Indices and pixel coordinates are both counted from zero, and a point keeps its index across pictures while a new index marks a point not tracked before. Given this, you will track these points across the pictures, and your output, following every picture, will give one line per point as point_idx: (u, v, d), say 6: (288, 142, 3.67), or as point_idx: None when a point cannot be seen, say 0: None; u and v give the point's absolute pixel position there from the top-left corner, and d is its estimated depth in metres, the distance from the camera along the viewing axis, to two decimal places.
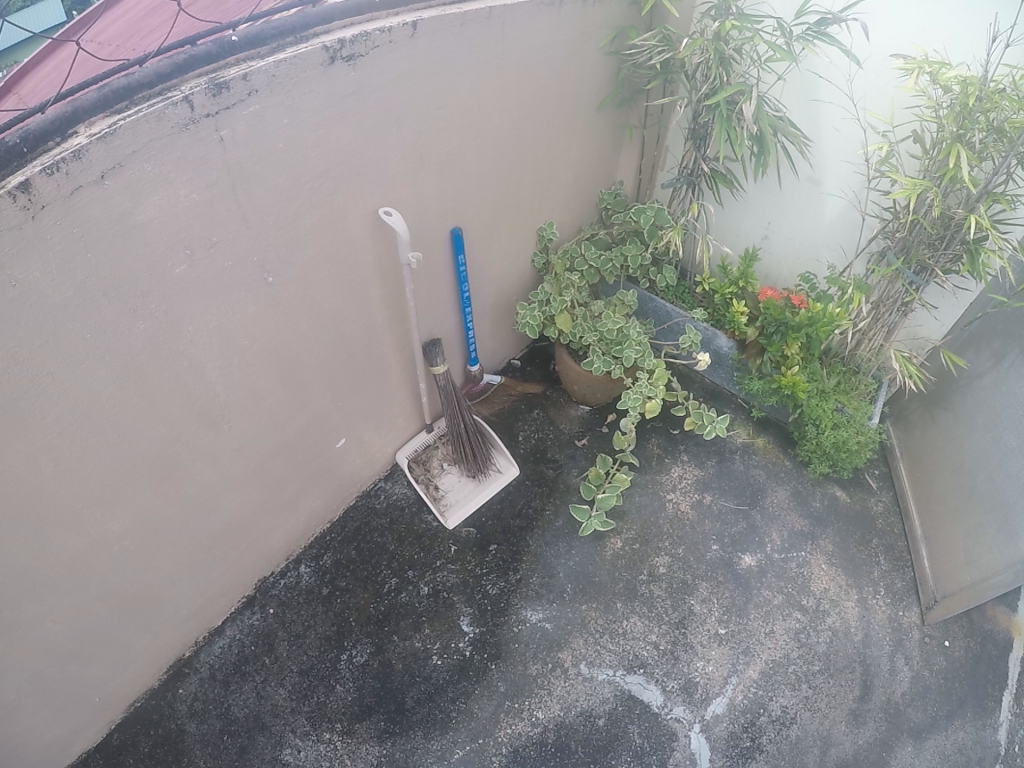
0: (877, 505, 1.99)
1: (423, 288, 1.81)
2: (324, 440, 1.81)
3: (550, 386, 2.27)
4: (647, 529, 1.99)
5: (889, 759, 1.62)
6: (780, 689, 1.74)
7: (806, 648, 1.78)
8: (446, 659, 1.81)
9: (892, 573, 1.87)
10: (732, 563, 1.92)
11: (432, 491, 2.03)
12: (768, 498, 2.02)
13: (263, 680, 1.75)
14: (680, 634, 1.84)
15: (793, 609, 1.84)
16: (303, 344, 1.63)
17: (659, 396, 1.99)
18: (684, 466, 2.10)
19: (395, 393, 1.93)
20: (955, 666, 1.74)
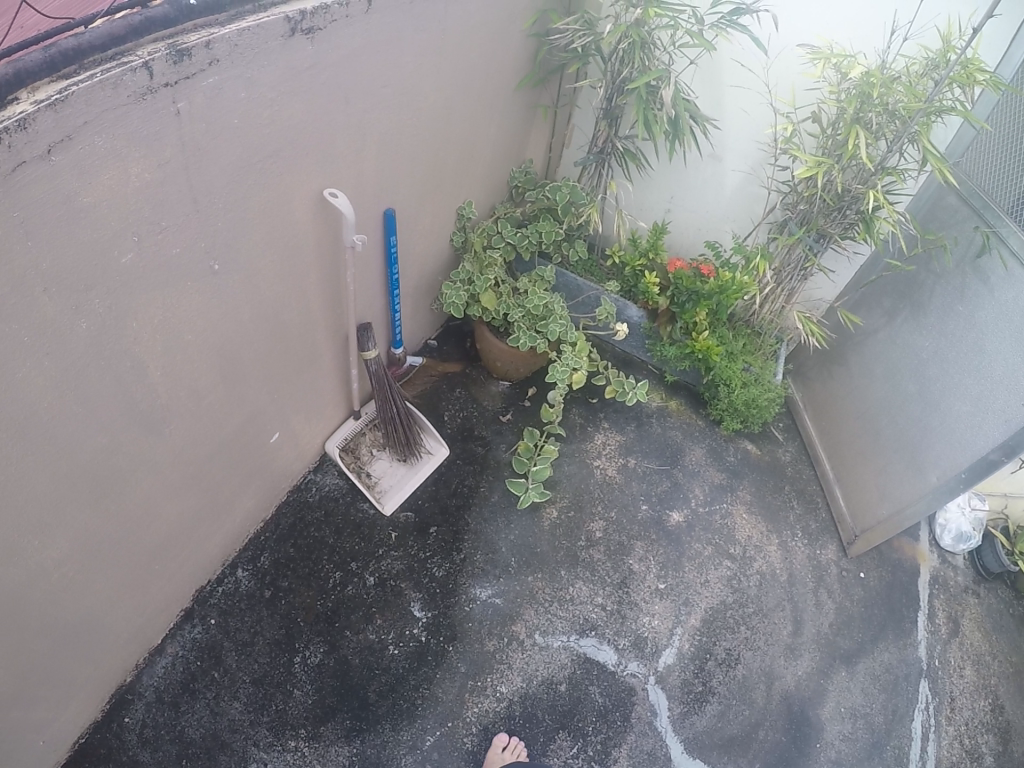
0: (785, 454, 2.23)
1: (361, 271, 1.78)
2: (259, 437, 1.69)
3: (469, 364, 2.29)
4: (580, 497, 2.03)
5: (827, 684, 1.84)
6: (723, 632, 1.88)
7: (740, 592, 1.94)
8: (402, 647, 1.74)
9: (807, 515, 2.12)
10: (663, 521, 2.02)
11: (362, 477, 1.96)
12: (687, 456, 2.17)
13: (216, 696, 1.65)
14: (624, 593, 1.89)
15: (722, 557, 1.99)
16: (246, 338, 1.51)
17: (584, 367, 2.05)
18: (606, 433, 2.18)
19: (324, 380, 1.83)
20: (871, 594, 2.02)
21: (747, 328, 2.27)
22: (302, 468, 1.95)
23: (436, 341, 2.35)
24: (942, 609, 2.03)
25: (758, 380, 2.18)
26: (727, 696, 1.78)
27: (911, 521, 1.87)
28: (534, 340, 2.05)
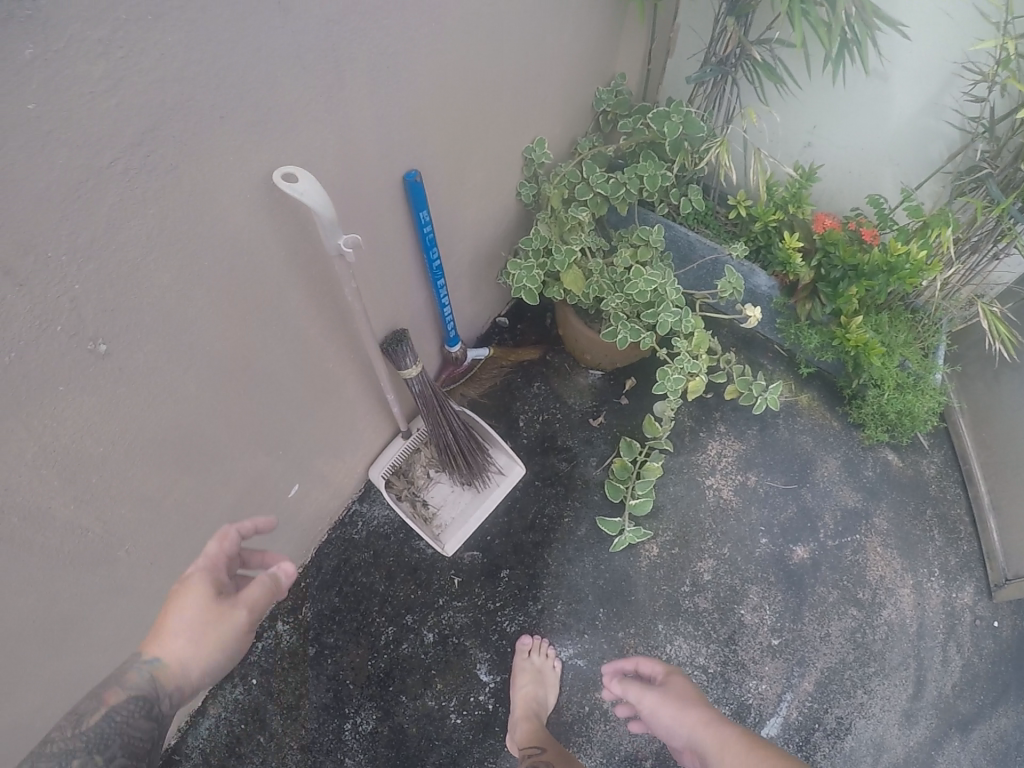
0: (930, 468, 1.83)
1: (388, 263, 1.41)
2: (274, 491, 1.41)
3: (551, 352, 2.05)
4: (687, 528, 1.75)
5: (938, 759, 1.58)
6: (835, 697, 1.61)
7: (862, 649, 1.65)
8: (465, 716, 1.53)
9: (947, 549, 1.75)
10: (784, 559, 1.73)
11: (417, 508, 1.73)
12: (818, 472, 1.83)
13: (262, 762, 1.48)
14: (731, 652, 1.63)
15: (848, 606, 1.69)
16: (235, 413, 1.17)
17: (704, 373, 1.69)
18: (721, 441, 1.87)
19: (349, 400, 1.50)
20: (1004, 648, 1.67)
21: (906, 309, 1.81)
22: (347, 494, 1.70)
23: (511, 324, 2.13)
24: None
25: (916, 381, 1.78)
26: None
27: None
28: (638, 336, 1.69)
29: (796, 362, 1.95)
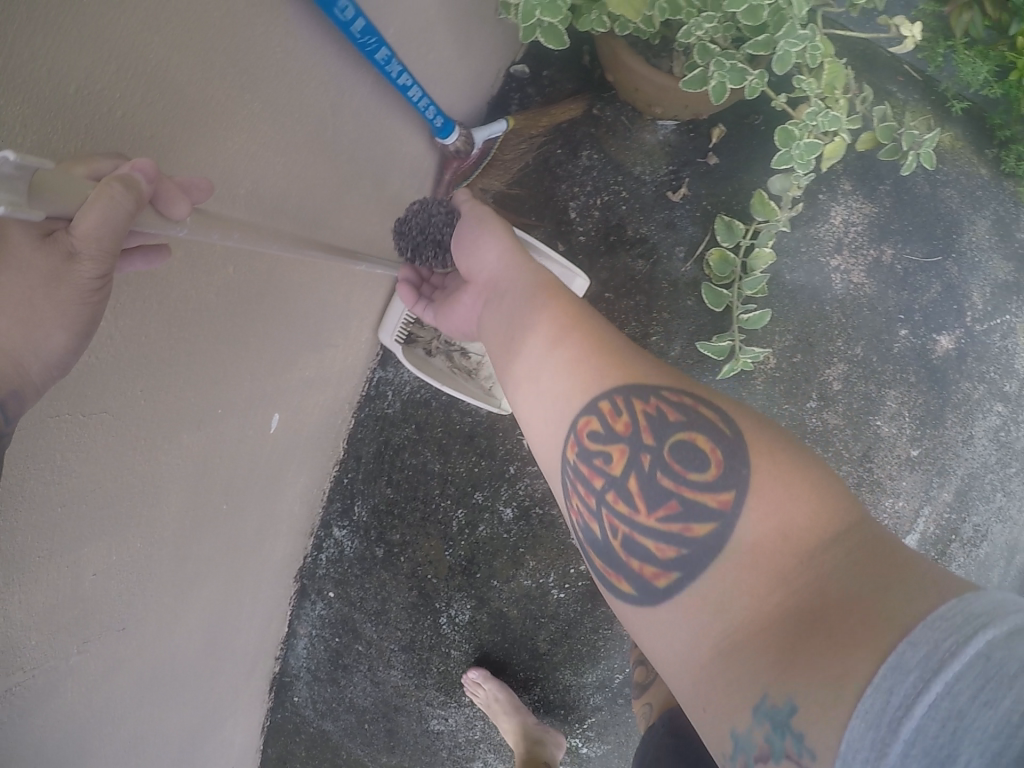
0: None
1: (264, 57, 0.87)
2: (247, 445, 1.15)
3: (597, 101, 1.39)
4: (810, 332, 1.39)
5: None
6: (981, 507, 1.50)
7: (1006, 449, 1.48)
8: (568, 590, 1.39)
9: None
10: (925, 353, 1.43)
11: (457, 361, 1.35)
12: (964, 236, 1.46)
13: (371, 665, 1.44)
14: (866, 471, 1.42)
15: (995, 401, 1.47)
16: (143, 413, 0.91)
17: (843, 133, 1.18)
18: (848, 203, 1.40)
19: (301, 279, 1.11)
20: None
21: None
22: (359, 367, 1.35)
23: (533, 67, 1.44)
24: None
25: None
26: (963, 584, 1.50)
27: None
28: (742, 78, 1.15)
29: (940, 91, 1.47)
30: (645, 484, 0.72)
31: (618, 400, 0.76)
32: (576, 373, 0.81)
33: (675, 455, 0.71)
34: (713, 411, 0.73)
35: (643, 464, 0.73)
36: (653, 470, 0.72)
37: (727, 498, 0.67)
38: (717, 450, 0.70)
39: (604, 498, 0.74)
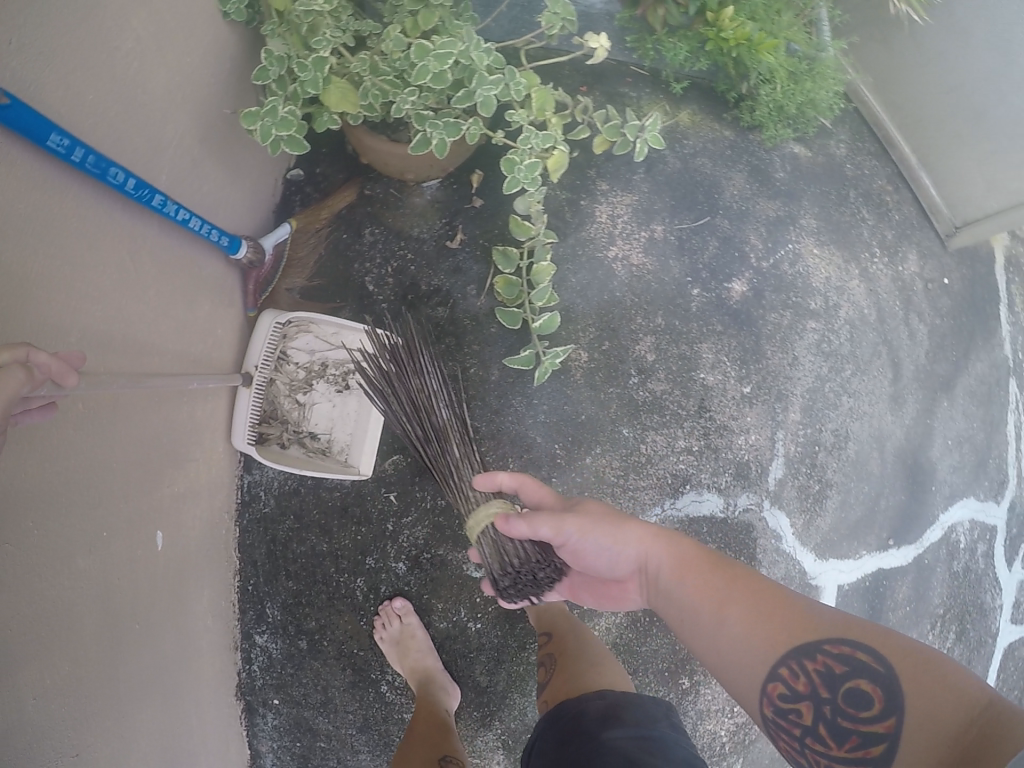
0: (840, 148, 1.83)
1: (66, 223, 0.98)
2: (142, 566, 1.23)
3: (366, 180, 1.53)
4: (608, 318, 1.50)
5: (930, 419, 1.83)
6: (824, 414, 1.66)
7: (831, 356, 1.65)
8: (484, 618, 1.52)
9: (880, 225, 1.83)
10: (722, 301, 1.57)
11: (309, 446, 1.49)
12: (725, 192, 1.62)
13: (338, 757, 1.53)
14: (708, 421, 1.52)
15: (805, 321, 1.64)
16: (36, 554, 0.98)
17: (562, 145, 1.31)
18: (609, 199, 1.53)
19: (148, 407, 1.22)
20: (955, 301, 1.91)
21: None
22: (225, 475, 1.48)
23: (306, 168, 1.54)
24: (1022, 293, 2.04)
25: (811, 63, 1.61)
26: (840, 481, 1.68)
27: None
28: (457, 130, 1.33)
29: (663, 79, 1.63)
30: (832, 728, 0.84)
31: (792, 664, 0.88)
32: (751, 643, 0.92)
33: (847, 698, 0.83)
34: (871, 649, 0.83)
35: (826, 713, 0.86)
36: (834, 718, 0.85)
37: (892, 723, 0.77)
38: (875, 685, 0.81)
39: (805, 742, 0.87)
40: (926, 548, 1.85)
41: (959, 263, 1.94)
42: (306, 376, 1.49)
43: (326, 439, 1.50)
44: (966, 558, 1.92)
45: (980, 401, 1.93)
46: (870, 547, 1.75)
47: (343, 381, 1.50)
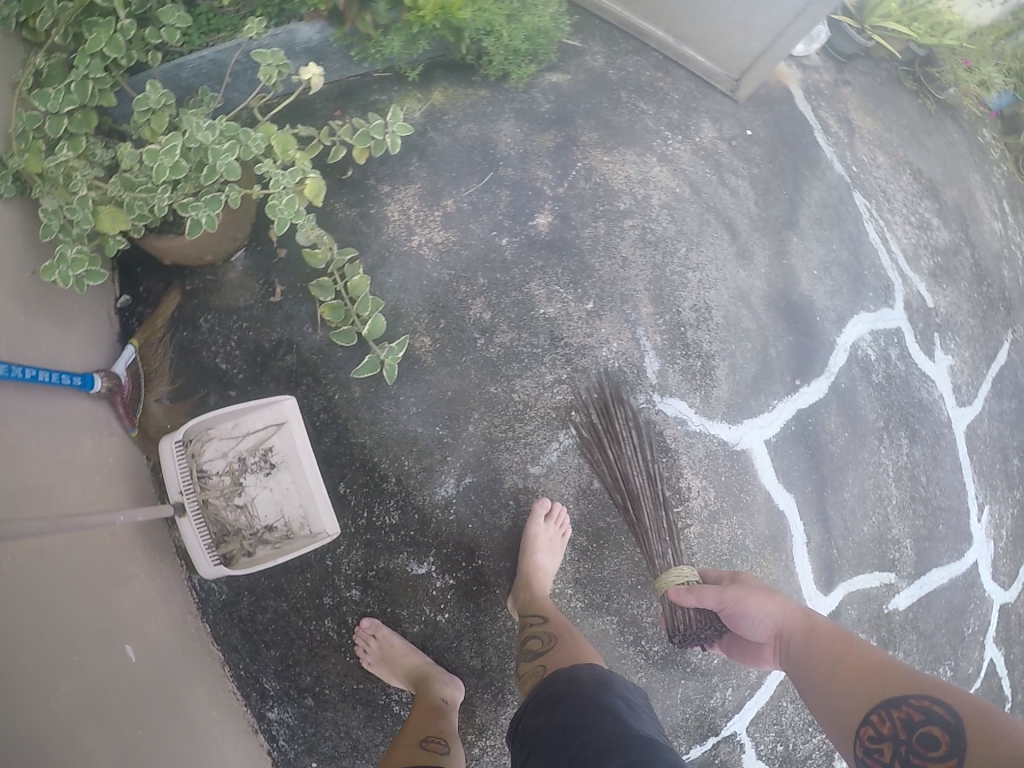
0: (596, 60, 1.82)
1: None
2: (122, 680, 1.33)
3: (183, 279, 1.65)
4: (436, 297, 1.58)
5: (787, 259, 1.88)
6: (677, 295, 1.73)
7: (659, 243, 1.73)
8: (447, 607, 1.58)
9: (662, 111, 1.84)
10: (533, 238, 1.65)
11: (270, 538, 1.51)
12: (499, 143, 1.68)
13: None
14: (566, 347, 1.61)
15: (621, 223, 1.71)
16: (24, 695, 1.09)
17: (313, 172, 1.43)
18: (394, 195, 1.61)
19: (72, 544, 1.32)
20: (767, 144, 1.94)
21: None
22: (169, 578, 1.58)
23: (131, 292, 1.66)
24: (830, 114, 2.09)
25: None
26: (720, 348, 1.74)
27: (791, 42, 1.73)
28: (219, 201, 1.43)
29: (401, 72, 1.67)
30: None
31: (881, 712, 0.99)
32: (848, 696, 1.05)
33: (921, 740, 0.93)
34: (950, 703, 0.94)
35: (902, 755, 0.94)
36: (907, 755, 0.93)
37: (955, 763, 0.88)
38: (945, 732, 0.91)
39: None
40: (838, 373, 1.91)
41: (756, 111, 1.95)
42: (233, 478, 1.51)
43: (282, 523, 1.52)
44: (883, 367, 1.99)
45: (828, 223, 1.96)
46: (781, 394, 1.81)
47: (268, 461, 1.52)
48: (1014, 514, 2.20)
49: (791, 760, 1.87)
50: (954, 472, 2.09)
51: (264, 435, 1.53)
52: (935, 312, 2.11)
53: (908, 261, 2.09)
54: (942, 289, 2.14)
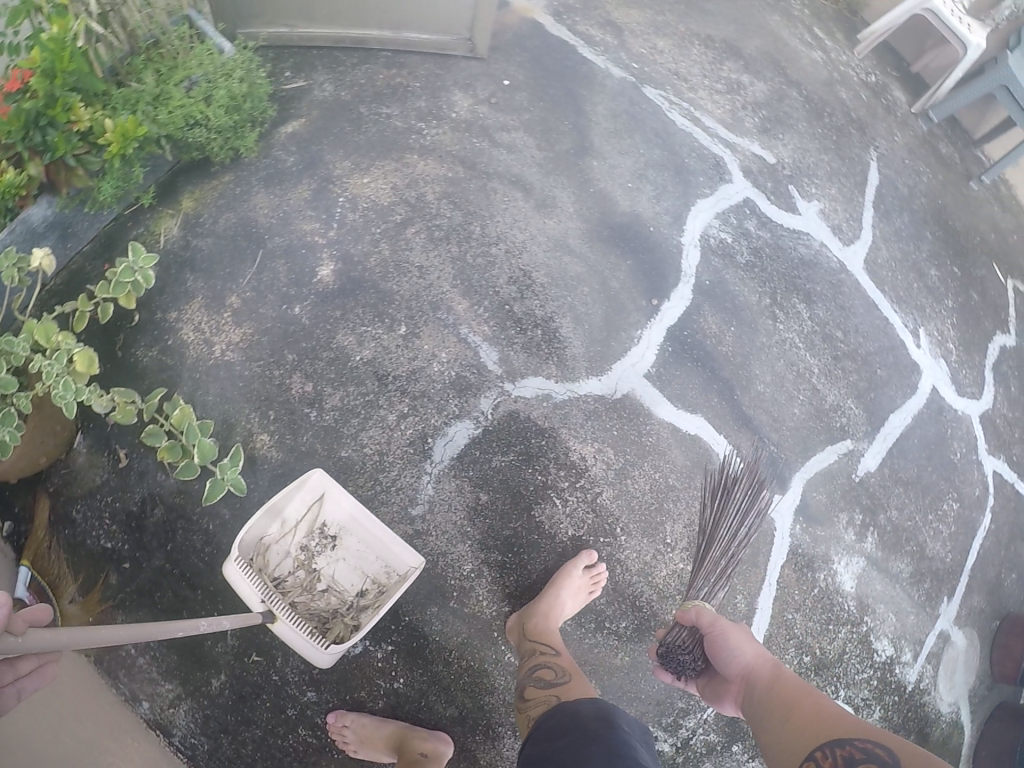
0: (325, 88, 1.68)
1: None
2: None
3: (39, 483, 1.60)
4: (256, 390, 1.53)
5: (594, 187, 1.79)
6: (490, 277, 1.67)
7: (450, 235, 1.66)
8: (400, 670, 1.56)
9: (407, 105, 1.72)
10: (324, 292, 1.57)
11: (366, 601, 1.47)
12: (257, 218, 1.58)
13: None
14: (398, 380, 1.56)
15: (404, 231, 1.63)
16: None
17: (77, 344, 1.37)
18: (180, 316, 1.54)
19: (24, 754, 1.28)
20: (526, 84, 1.82)
21: (137, 55, 1.44)
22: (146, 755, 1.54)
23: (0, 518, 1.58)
24: (591, 25, 1.94)
25: (221, 74, 1.48)
26: (556, 308, 1.68)
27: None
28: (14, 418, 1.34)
29: (138, 201, 1.55)
30: None
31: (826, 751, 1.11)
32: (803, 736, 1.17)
33: None
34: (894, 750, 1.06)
35: None
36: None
37: None
38: None
39: None
40: (697, 272, 1.82)
41: (506, 57, 1.83)
42: (306, 569, 1.49)
43: (370, 583, 1.50)
44: (744, 245, 1.89)
45: (624, 132, 1.87)
46: (641, 322, 1.74)
47: (329, 536, 1.50)
48: (954, 325, 2.08)
49: (823, 663, 1.80)
50: (868, 313, 2.00)
51: (312, 515, 1.49)
52: (781, 165, 2.01)
53: (730, 129, 1.98)
54: (778, 139, 2.03)
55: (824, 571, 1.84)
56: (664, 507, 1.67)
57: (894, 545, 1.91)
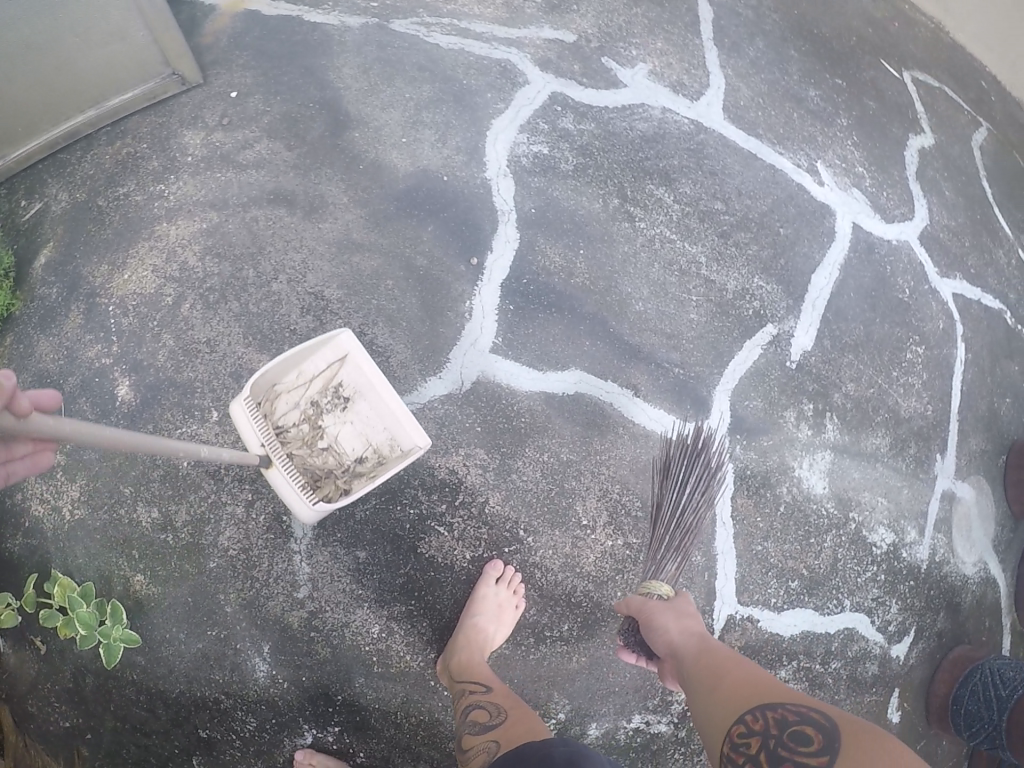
0: (61, 201, 1.56)
1: None
2: None
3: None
4: (115, 535, 1.48)
5: (370, 162, 1.61)
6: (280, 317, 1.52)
7: (233, 282, 1.51)
8: (356, 744, 1.51)
9: (143, 174, 1.57)
10: (126, 410, 1.46)
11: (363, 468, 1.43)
12: (41, 363, 1.48)
13: None
14: (237, 470, 1.49)
15: (179, 306, 1.50)
16: None
17: None
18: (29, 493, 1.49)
19: None
20: (253, 86, 1.64)
21: None
22: None
23: None
24: None
25: None
26: (361, 319, 1.53)
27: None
28: None
29: None
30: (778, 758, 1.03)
31: (755, 716, 1.10)
32: (729, 703, 1.15)
33: (794, 740, 1.04)
34: (823, 715, 1.06)
35: (773, 749, 1.05)
36: (776, 750, 1.04)
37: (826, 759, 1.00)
38: (819, 733, 1.04)
39: None
40: (517, 202, 1.65)
41: (227, 68, 1.65)
42: (313, 423, 1.45)
43: (371, 451, 1.45)
44: (562, 152, 1.69)
45: (382, 83, 1.67)
46: (468, 296, 1.59)
47: (342, 397, 1.45)
48: (856, 144, 1.90)
49: (815, 581, 1.62)
50: (747, 168, 1.79)
51: (329, 373, 1.45)
52: (584, 39, 1.81)
53: (508, 25, 1.77)
54: (573, 12, 1.82)
55: (786, 481, 1.63)
56: (566, 487, 1.55)
57: (856, 423, 1.71)
